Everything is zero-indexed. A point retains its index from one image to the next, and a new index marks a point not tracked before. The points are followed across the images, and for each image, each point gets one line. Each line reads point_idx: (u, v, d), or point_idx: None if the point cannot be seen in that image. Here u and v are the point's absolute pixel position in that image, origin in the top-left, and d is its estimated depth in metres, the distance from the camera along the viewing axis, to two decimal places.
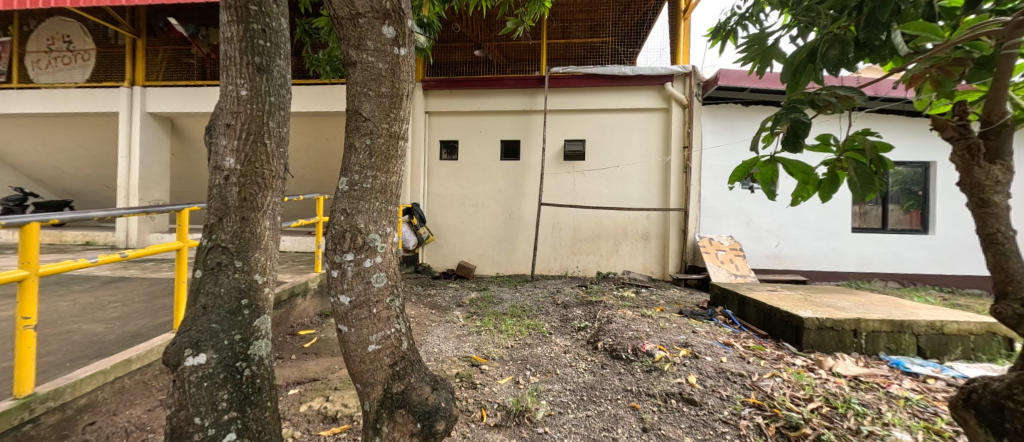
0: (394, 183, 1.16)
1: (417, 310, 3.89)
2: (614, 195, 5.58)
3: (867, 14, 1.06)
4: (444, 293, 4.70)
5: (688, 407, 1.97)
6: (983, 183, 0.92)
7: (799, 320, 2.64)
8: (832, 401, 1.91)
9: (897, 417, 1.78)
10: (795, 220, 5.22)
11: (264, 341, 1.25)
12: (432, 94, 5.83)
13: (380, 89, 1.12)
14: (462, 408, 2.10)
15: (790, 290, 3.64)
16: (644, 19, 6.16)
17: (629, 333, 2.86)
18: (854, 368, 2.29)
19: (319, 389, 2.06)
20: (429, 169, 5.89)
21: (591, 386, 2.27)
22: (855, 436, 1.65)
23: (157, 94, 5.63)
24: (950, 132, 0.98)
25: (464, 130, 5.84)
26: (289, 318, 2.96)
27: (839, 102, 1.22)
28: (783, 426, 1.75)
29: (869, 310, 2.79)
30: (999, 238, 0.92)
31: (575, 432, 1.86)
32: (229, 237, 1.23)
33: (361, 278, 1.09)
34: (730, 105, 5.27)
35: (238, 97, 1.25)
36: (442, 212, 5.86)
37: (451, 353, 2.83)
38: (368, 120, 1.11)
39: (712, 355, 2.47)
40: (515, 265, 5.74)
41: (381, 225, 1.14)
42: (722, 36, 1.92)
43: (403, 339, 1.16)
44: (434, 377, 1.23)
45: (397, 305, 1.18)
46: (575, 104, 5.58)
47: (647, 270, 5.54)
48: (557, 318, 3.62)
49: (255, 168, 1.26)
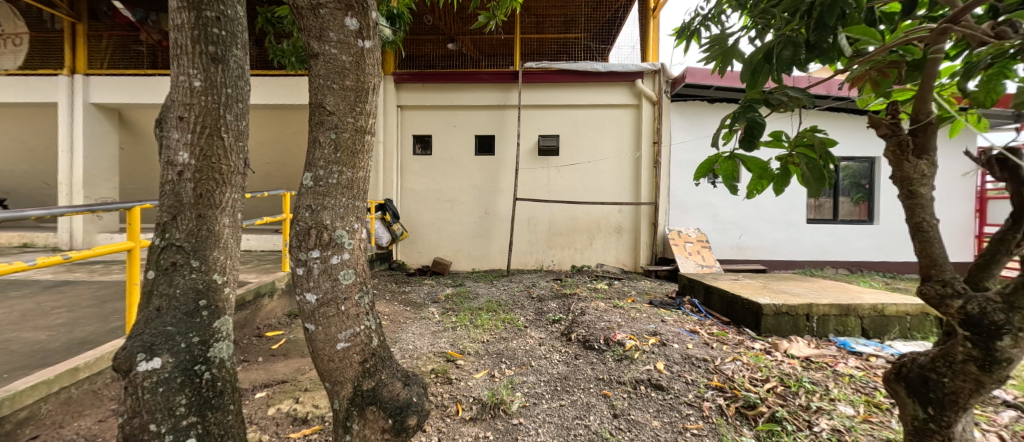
0: (361, 177, 1.14)
1: (391, 307, 3.84)
2: (588, 190, 5.67)
3: (817, 18, 1.13)
4: (419, 289, 4.65)
5: (656, 392, 2.06)
6: (911, 176, 1.01)
7: (758, 306, 2.80)
8: (785, 381, 2.04)
9: (842, 392, 1.93)
10: (756, 212, 5.51)
11: (225, 342, 1.21)
12: (404, 88, 5.73)
13: (345, 82, 1.09)
14: (438, 402, 2.10)
15: (751, 279, 3.85)
16: (615, 16, 6.28)
17: (602, 324, 2.95)
18: (806, 349, 2.45)
19: (288, 391, 2.00)
20: (403, 164, 5.79)
21: (565, 376, 2.32)
22: (805, 412, 1.78)
23: (103, 84, 5.24)
24: (884, 129, 1.05)
25: (439, 124, 5.76)
26: (255, 320, 2.84)
27: (790, 102, 1.29)
28: (742, 405, 1.87)
29: (820, 296, 3.00)
30: (924, 226, 1.01)
31: (549, 422, 1.90)
32: (185, 236, 1.17)
33: (328, 275, 1.07)
34: (697, 102, 5.46)
35: (190, 88, 1.18)
36: (417, 208, 5.78)
37: (426, 349, 2.82)
38: (332, 114, 1.08)
39: (679, 343, 2.58)
40: (491, 259, 5.76)
41: (349, 221, 1.12)
42: (686, 36, 1.99)
43: (373, 336, 1.15)
44: (406, 372, 1.22)
45: (367, 302, 1.16)
46: (549, 99, 5.62)
47: (620, 263, 5.69)
48: (532, 311, 3.67)
49: (211, 163, 1.20)
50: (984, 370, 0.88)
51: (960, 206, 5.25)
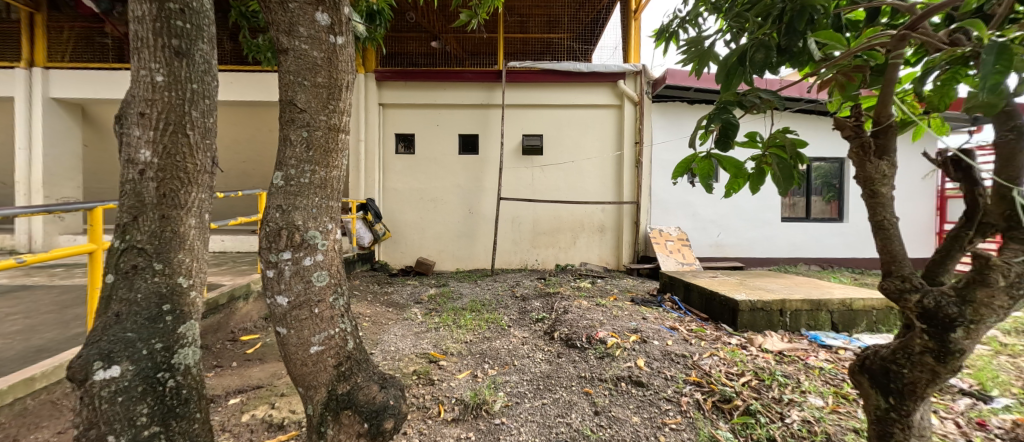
0: (335, 176, 1.12)
1: (372, 308, 3.78)
2: (572, 189, 5.71)
3: (787, 22, 1.17)
4: (402, 290, 4.59)
5: (637, 389, 2.09)
6: (873, 176, 1.05)
7: (735, 302, 2.88)
8: (759, 374, 2.10)
9: (812, 384, 2.00)
10: (733, 211, 5.66)
11: (190, 348, 1.16)
12: (385, 86, 5.64)
13: (316, 79, 1.06)
14: (419, 404, 2.07)
15: (729, 276, 3.95)
16: (598, 17, 6.35)
17: (584, 322, 2.98)
18: (780, 344, 2.53)
19: (263, 397, 1.94)
20: (386, 163, 5.70)
21: (547, 375, 2.33)
22: (778, 404, 1.84)
23: (65, 78, 4.97)
24: (848, 131, 1.09)
25: (422, 123, 5.69)
26: (229, 324, 2.75)
27: (762, 104, 1.32)
28: (718, 400, 1.92)
29: (793, 291, 3.10)
30: (885, 224, 1.06)
31: (531, 420, 1.91)
32: (147, 237, 1.12)
33: (300, 278, 1.04)
34: (677, 103, 5.56)
35: (152, 83, 1.13)
36: (399, 208, 5.70)
37: (409, 351, 2.78)
38: (304, 112, 1.05)
39: (659, 339, 2.63)
40: (475, 259, 5.74)
41: (322, 221, 1.10)
42: (665, 38, 2.02)
43: (348, 339, 1.13)
44: (383, 375, 1.20)
45: (342, 304, 1.14)
46: (532, 99, 5.64)
47: (604, 261, 5.76)
48: (515, 310, 3.67)
49: (176, 161, 1.15)
50: (940, 361, 0.94)
51: (921, 205, 5.52)
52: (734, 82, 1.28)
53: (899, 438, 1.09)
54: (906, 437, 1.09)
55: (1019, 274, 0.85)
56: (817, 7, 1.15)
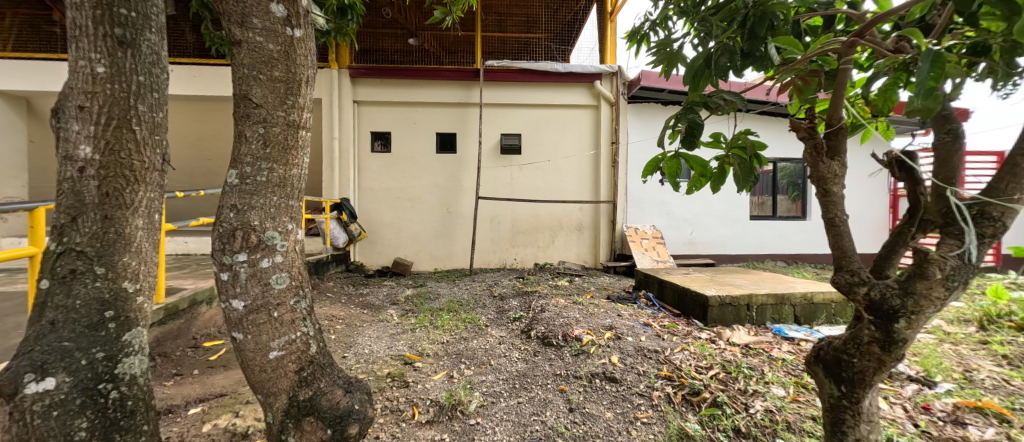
0: (295, 175, 1.08)
1: (346, 310, 3.69)
2: (550, 189, 5.75)
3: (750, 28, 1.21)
4: (378, 291, 4.50)
5: (611, 385, 2.12)
6: (826, 176, 1.11)
7: (705, 298, 2.97)
8: (727, 367, 2.17)
9: (775, 375, 2.09)
10: (705, 209, 5.85)
11: (136, 357, 1.11)
12: (360, 83, 5.50)
13: (273, 73, 1.02)
14: (393, 407, 2.03)
15: (701, 273, 4.08)
16: (575, 19, 6.42)
17: (560, 320, 3.00)
18: (746, 337, 2.63)
19: (226, 405, 1.86)
20: (361, 162, 5.57)
21: (523, 374, 2.34)
22: (743, 395, 1.92)
23: (7, 68, 4.61)
24: (802, 132, 1.13)
25: (398, 121, 5.59)
26: (191, 329, 2.61)
27: (726, 106, 1.36)
28: (687, 393, 1.97)
29: (759, 287, 3.23)
30: (837, 221, 1.12)
31: (506, 420, 1.91)
32: (88, 239, 1.05)
33: (258, 280, 1.00)
34: (652, 104, 5.69)
35: (92, 74, 1.06)
36: (375, 207, 5.58)
37: (383, 353, 2.72)
38: (260, 107, 1.01)
39: (633, 335, 2.68)
40: (453, 259, 5.69)
41: (281, 222, 1.05)
42: (637, 40, 2.05)
43: (311, 343, 1.10)
44: (349, 379, 1.17)
45: (304, 307, 1.10)
46: (510, 98, 5.64)
47: (581, 260, 5.83)
48: (493, 310, 3.66)
49: (120, 158, 1.09)
50: (885, 350, 0.99)
51: (874, 204, 5.89)
52: (701, 84, 1.32)
53: (850, 424, 1.16)
54: (855, 423, 1.15)
55: (953, 267, 0.91)
56: (777, 13, 1.18)
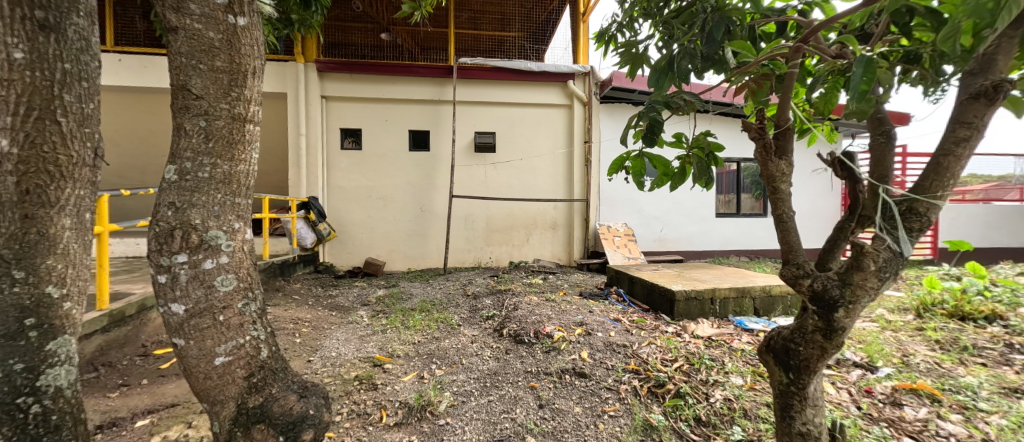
0: (241, 171, 1.11)
1: (313, 313, 3.56)
2: (525, 187, 5.76)
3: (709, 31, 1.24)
4: (348, 292, 4.38)
5: (580, 380, 2.15)
6: (775, 175, 1.16)
7: (671, 293, 3.07)
8: (690, 359, 2.25)
9: (734, 365, 2.19)
10: (674, 207, 6.04)
11: (63, 367, 1.05)
12: (329, 77, 5.32)
13: (214, 62, 1.04)
14: (360, 410, 1.99)
15: (669, 269, 4.21)
16: (549, 18, 6.46)
17: (532, 317, 3.02)
18: (709, 330, 2.74)
19: (178, 416, 1.76)
20: (330, 159, 5.39)
21: (495, 372, 2.34)
22: (704, 385, 1.99)
23: None
24: (754, 132, 1.18)
25: (369, 117, 5.45)
26: (140, 336, 2.45)
27: (686, 107, 1.40)
28: (653, 385, 2.03)
29: (723, 281, 3.37)
30: (785, 217, 1.17)
31: (476, 419, 1.90)
32: (5, 241, 0.95)
33: (200, 282, 1.03)
34: (623, 105, 5.81)
35: (7, 59, 0.96)
36: (345, 206, 5.41)
37: (352, 356, 2.65)
38: (200, 99, 1.03)
39: (603, 331, 2.73)
40: (427, 259, 5.61)
41: (225, 221, 1.10)
42: (605, 40, 2.08)
43: (261, 348, 1.15)
44: (303, 384, 1.22)
45: (252, 310, 1.15)
46: (484, 96, 5.61)
47: (556, 258, 5.88)
48: (466, 308, 3.64)
49: (42, 152, 1.00)
50: (827, 338, 1.06)
51: (823, 202, 6.30)
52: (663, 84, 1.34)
53: (797, 408, 1.23)
54: (802, 407, 1.22)
55: (885, 260, 0.98)
56: (733, 18, 1.23)
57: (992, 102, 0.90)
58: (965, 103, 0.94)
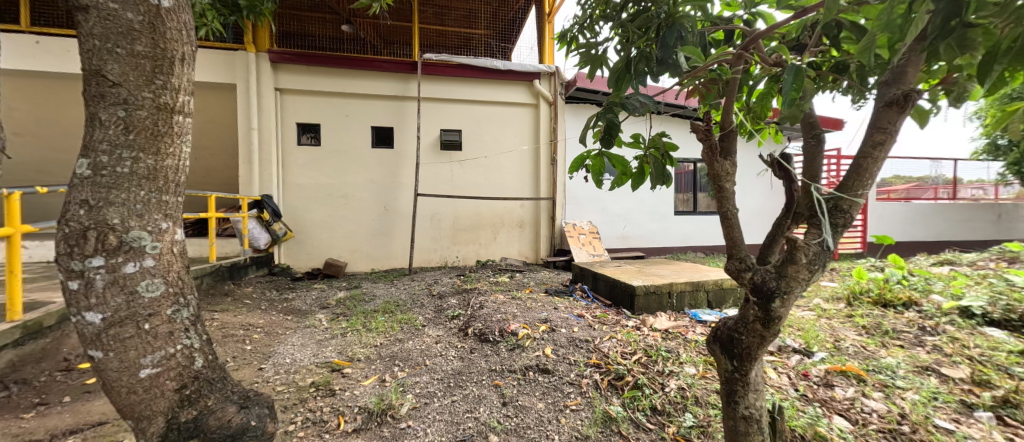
0: (167, 166, 1.10)
1: (266, 318, 3.37)
2: (492, 186, 5.75)
3: (663, 36, 1.28)
4: (306, 295, 4.17)
5: (543, 376, 2.18)
6: (721, 174, 1.23)
7: (632, 288, 3.18)
8: (648, 352, 2.34)
9: (688, 355, 2.30)
10: (636, 206, 6.25)
11: None
12: (283, 69, 5.03)
13: (135, 46, 1.03)
14: (316, 418, 1.90)
15: (630, 265, 4.35)
16: (515, 17, 6.48)
17: (497, 316, 3.02)
18: (666, 323, 2.86)
19: (107, 435, 1.60)
20: (285, 155, 5.11)
21: (459, 372, 2.31)
22: (660, 376, 2.08)
23: None
24: (701, 133, 1.24)
25: (329, 112, 5.22)
26: (61, 350, 2.21)
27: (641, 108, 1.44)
28: (613, 378, 2.09)
29: (679, 276, 3.53)
30: (729, 215, 1.24)
31: (439, 420, 1.87)
32: None
33: (119, 288, 1.02)
34: (587, 106, 5.94)
35: None
36: (303, 204, 5.15)
37: (308, 361, 2.53)
38: (118, 86, 1.02)
39: (567, 327, 2.78)
40: (392, 259, 5.46)
41: (151, 220, 1.08)
42: (566, 41, 2.10)
43: (195, 357, 1.15)
44: (245, 395, 1.23)
45: (184, 317, 1.14)
46: (450, 94, 5.53)
47: (522, 256, 5.92)
48: (431, 309, 3.58)
49: None
50: (765, 327, 1.14)
51: (764, 201, 6.81)
52: (621, 85, 1.36)
53: (740, 394, 1.31)
54: (745, 392, 1.31)
55: (815, 253, 1.07)
56: (685, 24, 1.27)
57: (902, 110, 1.00)
58: (880, 110, 1.04)
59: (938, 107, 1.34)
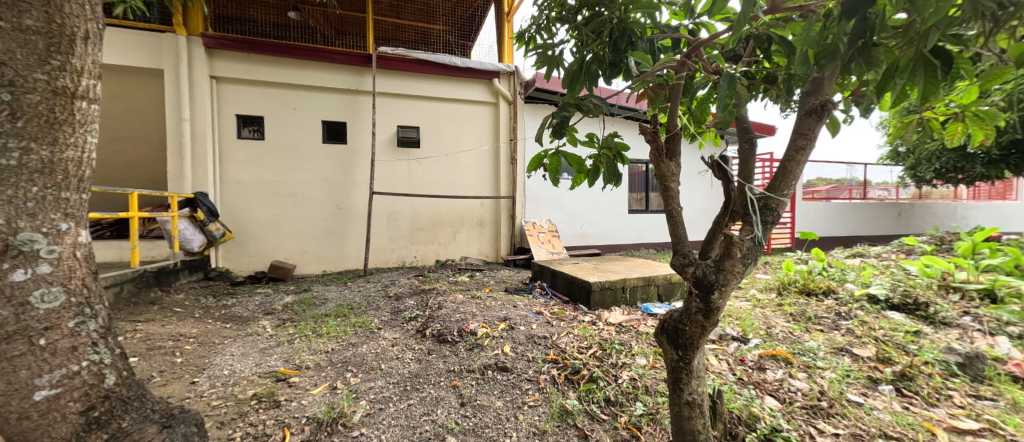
0: (67, 158, 1.14)
1: (200, 327, 3.09)
2: (451, 184, 5.66)
3: (614, 40, 1.31)
4: (248, 301, 3.87)
5: (502, 374, 2.18)
6: (667, 174, 1.29)
7: (589, 284, 3.28)
8: (603, 345, 2.42)
9: (640, 347, 2.42)
10: (593, 205, 6.45)
11: None
12: (219, 55, 4.63)
13: (22, 20, 1.03)
14: (259, 433, 1.77)
15: (587, 262, 4.49)
16: (474, 15, 6.44)
17: (456, 316, 2.99)
18: (620, 317, 2.98)
19: None
20: (223, 150, 4.71)
21: (416, 374, 2.26)
22: (614, 368, 2.16)
23: None
24: (649, 136, 1.29)
25: (273, 104, 4.87)
26: None
27: (595, 109, 1.47)
28: (570, 373, 2.14)
29: (632, 272, 3.70)
30: (674, 213, 1.32)
31: (394, 425, 1.81)
32: None
33: (9, 301, 1.01)
34: (546, 106, 6.05)
35: None
36: (245, 203, 4.77)
37: (249, 372, 2.35)
38: (1, 65, 1.00)
39: (525, 325, 2.80)
40: (345, 260, 5.22)
41: (46, 220, 1.10)
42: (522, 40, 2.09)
43: (106, 376, 1.21)
44: (165, 415, 1.30)
45: (88, 331, 1.18)
46: (406, 89, 5.37)
47: (483, 255, 5.89)
48: (388, 311, 3.46)
49: None
50: (706, 317, 1.23)
51: (706, 200, 7.32)
52: (577, 87, 1.37)
53: (684, 381, 1.39)
54: (689, 379, 1.39)
55: (748, 248, 1.16)
56: (634, 30, 1.32)
57: (819, 118, 1.11)
58: (802, 117, 1.14)
59: (849, 117, 1.51)
